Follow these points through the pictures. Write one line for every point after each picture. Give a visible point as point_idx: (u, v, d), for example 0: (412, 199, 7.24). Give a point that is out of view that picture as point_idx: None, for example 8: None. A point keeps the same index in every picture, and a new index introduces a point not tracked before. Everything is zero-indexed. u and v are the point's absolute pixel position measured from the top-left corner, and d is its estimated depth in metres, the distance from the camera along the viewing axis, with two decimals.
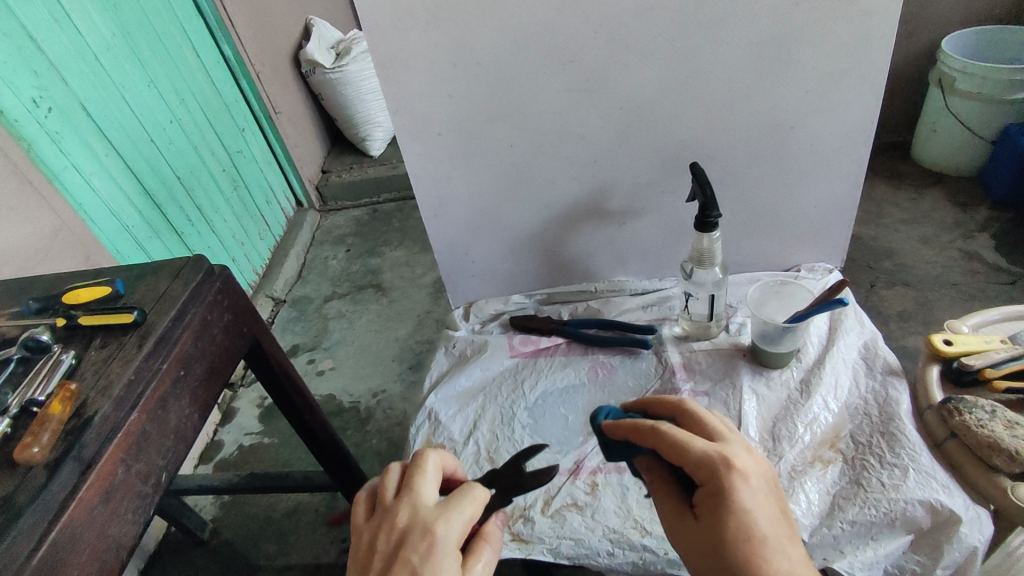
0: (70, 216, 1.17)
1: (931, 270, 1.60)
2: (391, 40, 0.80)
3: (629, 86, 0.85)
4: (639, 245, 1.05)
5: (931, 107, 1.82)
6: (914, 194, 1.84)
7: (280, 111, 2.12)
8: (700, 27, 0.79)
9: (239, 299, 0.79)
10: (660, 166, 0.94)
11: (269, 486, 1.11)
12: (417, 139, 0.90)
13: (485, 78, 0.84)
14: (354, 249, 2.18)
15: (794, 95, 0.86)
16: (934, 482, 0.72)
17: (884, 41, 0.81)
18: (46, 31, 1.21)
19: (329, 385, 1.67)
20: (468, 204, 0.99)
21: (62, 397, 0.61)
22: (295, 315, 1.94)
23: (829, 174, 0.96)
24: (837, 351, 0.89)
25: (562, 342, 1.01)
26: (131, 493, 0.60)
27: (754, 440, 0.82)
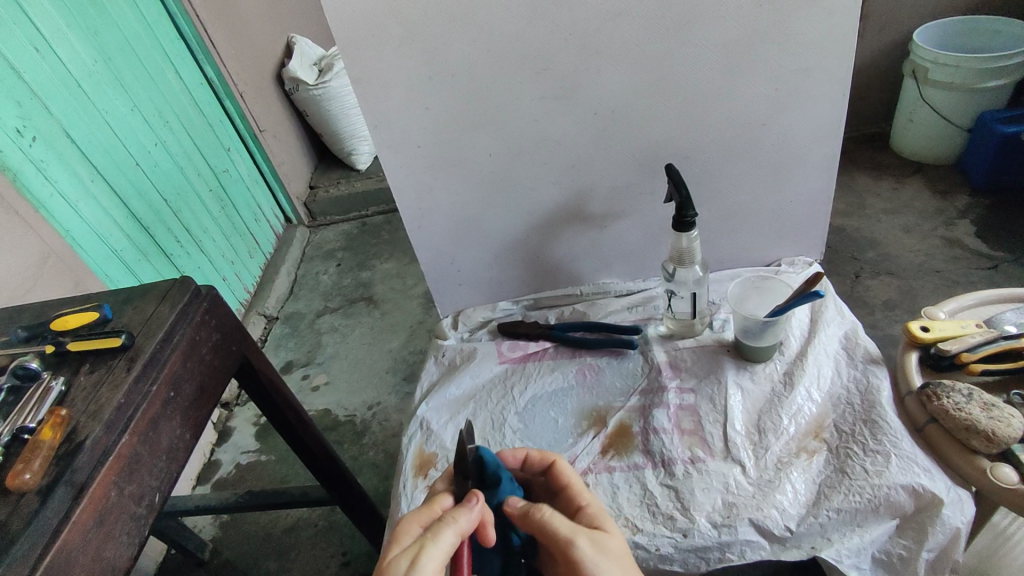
0: (57, 243, 1.18)
1: (915, 258, 1.62)
2: (366, 56, 0.81)
3: (603, 91, 0.86)
4: (621, 246, 1.07)
5: (907, 97, 1.85)
6: (895, 184, 1.87)
7: (265, 129, 2.13)
8: (669, 31, 0.81)
9: (227, 318, 0.80)
10: (638, 168, 0.96)
11: (266, 502, 1.11)
12: (397, 152, 0.92)
13: (462, 89, 0.85)
14: (345, 263, 2.19)
15: (762, 94, 0.88)
16: (916, 466, 0.73)
17: (847, 37, 0.83)
18: (27, 60, 1.22)
19: (324, 400, 1.67)
20: (451, 214, 1.00)
21: (53, 423, 0.62)
22: (288, 331, 1.95)
23: (804, 169, 0.98)
24: (818, 343, 0.90)
25: (550, 346, 1.02)
26: (124, 515, 0.60)
27: (741, 434, 0.83)
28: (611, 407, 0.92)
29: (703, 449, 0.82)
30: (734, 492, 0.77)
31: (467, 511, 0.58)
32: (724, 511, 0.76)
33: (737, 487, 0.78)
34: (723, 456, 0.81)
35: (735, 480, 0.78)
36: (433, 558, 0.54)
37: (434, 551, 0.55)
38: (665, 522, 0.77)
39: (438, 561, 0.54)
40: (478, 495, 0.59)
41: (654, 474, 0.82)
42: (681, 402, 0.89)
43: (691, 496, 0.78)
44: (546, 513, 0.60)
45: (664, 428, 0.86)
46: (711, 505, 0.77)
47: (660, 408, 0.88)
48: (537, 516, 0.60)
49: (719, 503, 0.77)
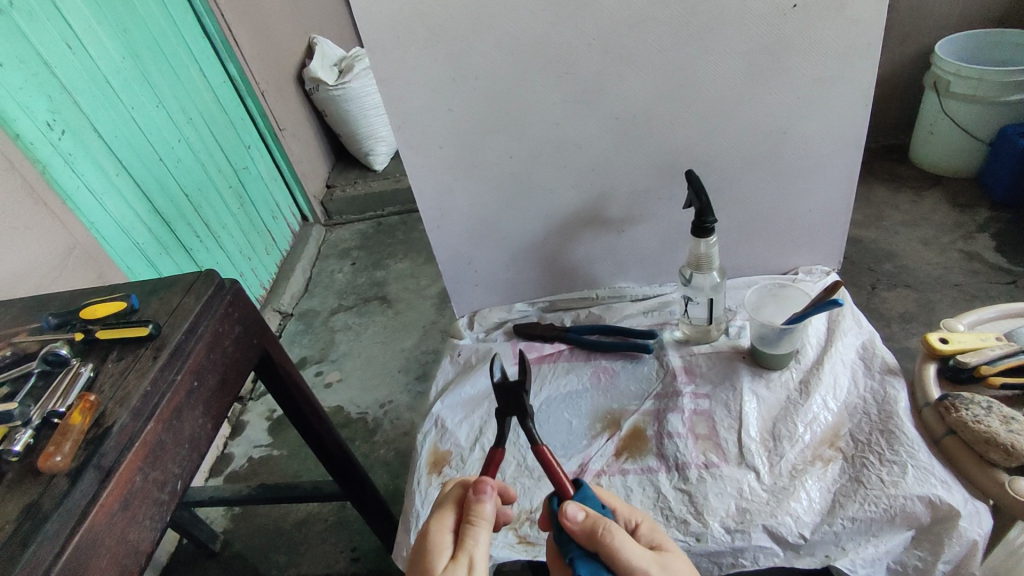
0: (81, 234, 1.20)
1: (933, 271, 1.61)
2: (392, 57, 0.83)
3: (625, 96, 0.87)
4: (639, 251, 1.07)
5: (928, 109, 1.84)
6: (914, 197, 1.86)
7: (285, 128, 2.16)
8: (692, 39, 0.82)
9: (249, 311, 0.82)
10: (658, 174, 0.96)
11: (279, 496, 1.13)
12: (419, 153, 0.93)
13: (485, 91, 0.87)
14: (359, 261, 2.21)
15: (784, 102, 0.88)
16: (932, 478, 0.73)
17: (872, 47, 0.83)
18: (58, 55, 1.25)
19: (337, 396, 1.69)
20: (470, 215, 1.01)
21: (82, 408, 0.63)
22: (303, 328, 1.97)
23: (824, 179, 0.98)
24: (835, 352, 0.90)
25: (565, 348, 1.03)
26: (147, 500, 0.62)
27: (755, 440, 0.83)
28: (626, 410, 0.92)
29: (717, 454, 0.83)
30: (748, 498, 0.77)
31: (484, 504, 0.60)
32: (737, 517, 0.76)
33: (751, 493, 0.78)
34: (737, 462, 0.81)
35: (749, 486, 0.78)
36: (483, 562, 0.58)
37: (481, 557, 0.58)
38: (679, 526, 0.77)
39: (485, 555, 0.58)
40: (490, 483, 0.61)
41: (668, 478, 0.82)
42: (695, 407, 0.89)
43: (705, 500, 0.78)
44: (616, 537, 0.54)
45: (678, 432, 0.86)
46: (724, 510, 0.77)
47: (675, 413, 0.88)
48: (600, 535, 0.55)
49: (733, 508, 0.77)
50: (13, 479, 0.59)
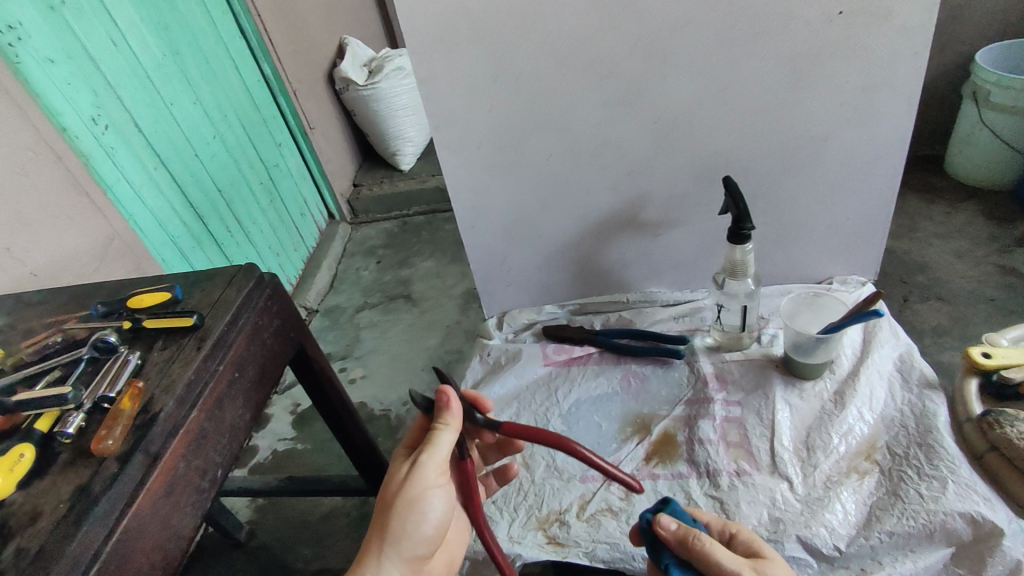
0: (121, 226, 1.23)
1: (968, 284, 1.57)
2: (434, 58, 0.84)
3: (663, 101, 0.87)
4: (670, 256, 1.07)
5: (966, 119, 1.80)
6: (948, 209, 1.82)
7: (316, 126, 2.19)
8: (734, 44, 0.82)
9: (287, 306, 0.83)
10: (693, 179, 0.96)
11: (305, 489, 1.14)
12: (456, 153, 0.94)
13: (523, 93, 0.87)
14: (385, 260, 2.24)
15: (826, 109, 0.88)
16: (973, 494, 0.72)
17: (918, 55, 0.82)
18: (104, 51, 1.28)
19: (361, 392, 1.71)
20: (503, 216, 1.02)
21: (131, 394, 0.65)
22: (328, 324, 2.00)
23: (863, 187, 0.96)
24: (872, 363, 0.89)
25: (595, 351, 1.03)
26: (190, 487, 0.63)
27: (788, 449, 0.82)
28: (656, 415, 0.92)
29: (749, 463, 0.82)
30: (781, 507, 0.76)
31: (444, 410, 0.65)
32: (770, 527, 0.75)
33: (785, 503, 0.77)
34: (770, 471, 0.80)
35: (782, 496, 0.78)
36: (432, 463, 0.64)
37: (433, 457, 0.64)
38: None
39: (435, 457, 0.64)
40: (446, 392, 0.64)
41: (699, 484, 0.82)
42: (727, 414, 0.88)
43: (737, 508, 0.77)
44: (708, 545, 0.58)
45: (709, 439, 0.85)
46: (757, 519, 0.76)
47: (707, 420, 0.88)
48: (693, 545, 0.59)
49: (765, 517, 0.76)
50: (65, 462, 0.61)
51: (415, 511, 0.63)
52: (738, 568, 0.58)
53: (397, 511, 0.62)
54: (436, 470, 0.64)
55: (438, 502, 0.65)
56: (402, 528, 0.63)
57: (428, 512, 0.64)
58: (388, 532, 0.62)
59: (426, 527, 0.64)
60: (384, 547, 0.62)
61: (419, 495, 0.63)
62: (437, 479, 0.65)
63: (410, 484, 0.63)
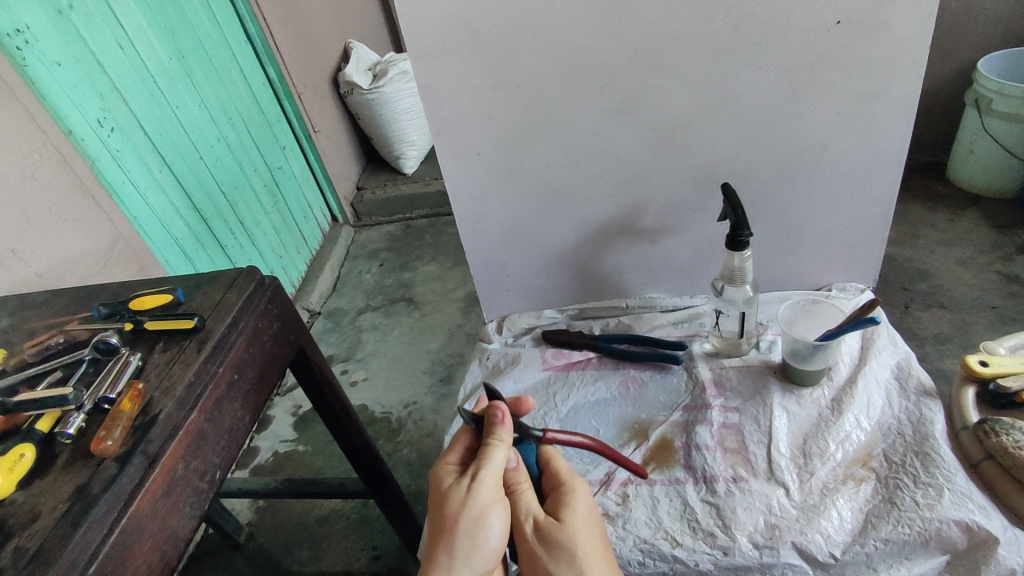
0: (126, 228, 1.24)
1: (969, 292, 1.57)
2: (434, 65, 0.85)
3: (662, 109, 0.88)
4: (670, 262, 1.07)
5: (968, 127, 1.80)
6: (951, 216, 1.82)
7: (320, 130, 2.20)
8: (733, 53, 0.82)
9: (287, 309, 0.84)
10: (692, 186, 0.96)
11: (304, 491, 1.15)
12: (456, 159, 0.95)
13: (523, 101, 0.88)
14: (387, 263, 2.25)
15: (824, 117, 0.88)
16: (969, 503, 0.72)
17: (917, 64, 0.82)
18: (111, 55, 1.30)
19: (362, 395, 1.72)
20: (503, 221, 1.03)
21: (131, 395, 0.65)
22: (330, 327, 2.00)
23: (862, 195, 0.97)
24: (869, 371, 0.89)
25: (594, 356, 1.03)
26: (188, 488, 0.64)
27: (785, 456, 0.82)
28: (653, 421, 0.92)
29: (746, 469, 0.82)
30: (777, 514, 0.76)
31: (496, 424, 0.66)
32: (766, 533, 0.75)
33: (781, 509, 0.77)
34: (767, 478, 0.81)
35: (778, 502, 0.78)
36: (490, 479, 0.63)
37: (490, 472, 0.63)
38: (706, 539, 0.77)
39: (492, 473, 0.64)
40: (501, 411, 0.67)
41: (696, 490, 0.82)
42: (724, 420, 0.88)
43: (733, 514, 0.78)
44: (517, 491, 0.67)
45: (707, 445, 0.85)
46: (753, 525, 0.76)
47: (704, 425, 0.88)
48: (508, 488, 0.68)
49: (761, 523, 0.76)
50: (66, 461, 0.61)
51: (481, 527, 0.61)
52: (523, 519, 0.66)
53: (461, 529, 0.61)
54: (494, 486, 0.64)
55: (501, 521, 0.63)
56: (469, 548, 0.61)
57: (492, 532, 0.62)
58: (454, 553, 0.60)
59: (493, 548, 0.62)
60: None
61: (484, 512, 0.62)
62: (495, 495, 0.64)
63: (473, 501, 0.62)
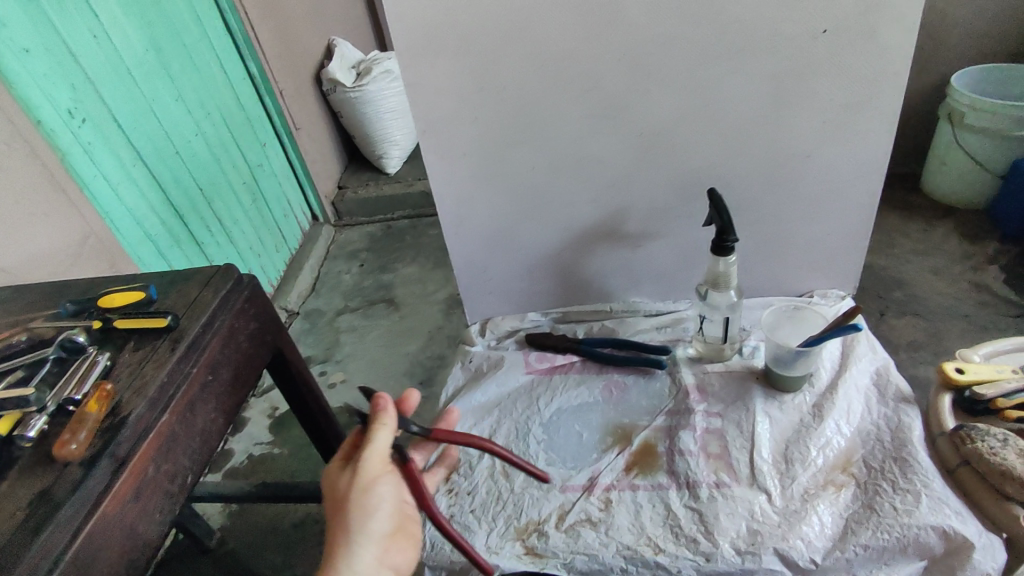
0: (98, 224, 1.21)
1: (942, 301, 1.61)
2: (421, 63, 0.84)
3: (649, 113, 0.88)
4: (653, 267, 1.07)
5: (942, 140, 1.85)
6: (925, 226, 1.86)
7: (301, 128, 2.17)
8: (720, 58, 0.83)
9: (265, 309, 0.82)
10: (677, 191, 0.97)
11: (278, 495, 1.12)
12: (441, 159, 0.94)
13: (510, 102, 0.87)
14: (368, 263, 2.22)
15: (808, 126, 0.89)
16: (947, 508, 0.72)
17: (898, 75, 0.84)
18: (85, 45, 1.26)
19: (339, 397, 1.69)
20: (488, 224, 1.02)
21: (99, 396, 0.62)
22: (308, 327, 1.97)
23: (842, 204, 0.98)
24: (850, 377, 0.90)
25: (578, 360, 1.03)
26: (159, 492, 0.61)
27: (768, 461, 0.83)
28: (636, 425, 0.92)
29: (729, 474, 0.82)
30: (759, 520, 0.77)
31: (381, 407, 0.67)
32: (748, 538, 0.75)
33: (763, 515, 0.77)
34: (749, 483, 0.81)
35: (760, 508, 0.78)
36: (374, 458, 0.65)
37: (374, 454, 0.65)
38: (688, 544, 0.76)
39: (377, 453, 0.65)
40: (384, 396, 0.66)
41: (678, 496, 0.81)
42: (707, 425, 0.88)
43: (715, 520, 0.78)
44: None
45: (689, 450, 0.85)
46: (735, 531, 0.76)
47: (687, 431, 0.88)
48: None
49: (744, 529, 0.76)
50: (28, 465, 0.59)
51: (368, 504, 0.63)
52: None
53: (351, 507, 0.63)
54: (377, 464, 0.65)
55: (390, 490, 0.66)
56: (363, 525, 0.63)
57: (382, 502, 0.65)
58: (348, 530, 0.62)
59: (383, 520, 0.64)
60: (348, 543, 0.62)
61: (370, 489, 0.64)
62: (380, 472, 0.65)
63: (360, 479, 0.64)
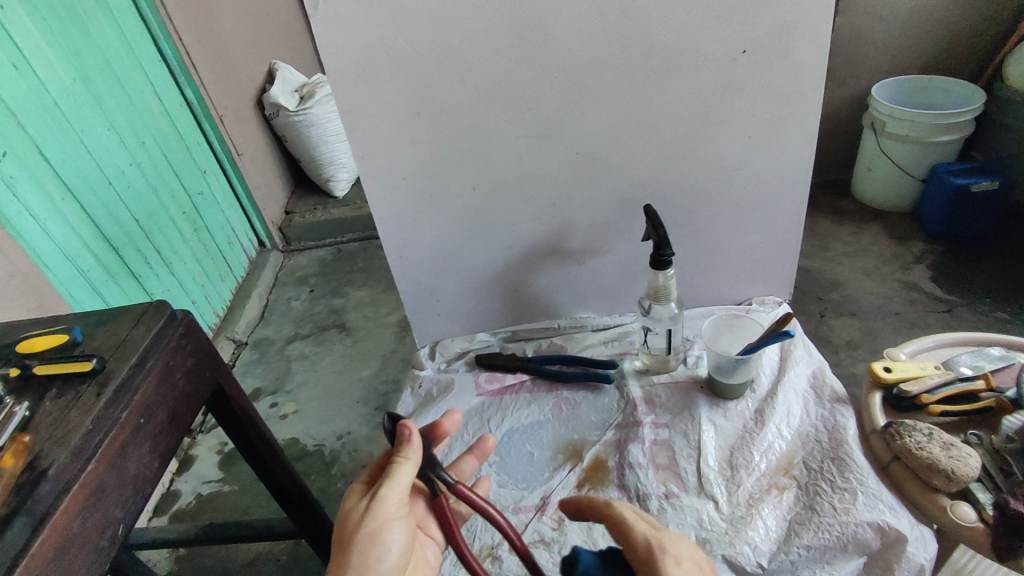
0: (23, 262, 1.15)
1: (875, 300, 1.69)
2: (355, 89, 0.84)
3: (583, 133, 0.90)
4: (598, 283, 1.09)
5: (867, 148, 1.95)
6: (856, 230, 1.96)
7: (243, 153, 2.12)
8: (648, 79, 0.85)
9: (202, 343, 0.79)
10: (615, 207, 0.99)
11: (225, 537, 1.07)
12: (381, 183, 0.93)
13: (447, 125, 0.88)
14: (318, 289, 2.17)
15: (735, 141, 0.93)
16: (881, 504, 0.75)
17: (815, 91, 0.88)
18: (4, 76, 1.20)
19: (291, 428, 1.64)
20: (432, 246, 1.02)
21: (14, 451, 0.59)
22: (257, 358, 1.91)
23: (772, 214, 1.02)
24: (788, 381, 0.93)
25: (527, 379, 1.03)
26: (87, 547, 0.58)
27: (714, 469, 0.84)
28: (587, 441, 0.92)
29: (677, 485, 0.83)
30: (707, 528, 0.78)
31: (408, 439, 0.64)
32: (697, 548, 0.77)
33: (711, 523, 0.79)
34: (697, 492, 0.82)
35: (708, 516, 0.79)
36: (390, 495, 0.60)
37: (393, 489, 0.61)
38: None
39: (395, 489, 0.61)
40: (410, 425, 0.63)
41: None
42: (655, 437, 0.90)
43: None
44: None
45: (639, 463, 0.86)
46: None
47: (635, 443, 0.89)
48: None
49: (693, 539, 0.77)
50: None
51: (374, 548, 0.58)
52: None
53: (354, 548, 0.57)
54: (395, 503, 0.60)
55: (403, 536, 0.60)
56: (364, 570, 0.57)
57: (392, 549, 0.59)
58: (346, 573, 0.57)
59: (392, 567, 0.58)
60: None
61: (380, 529, 0.59)
62: (396, 512, 0.60)
63: (372, 516, 0.59)
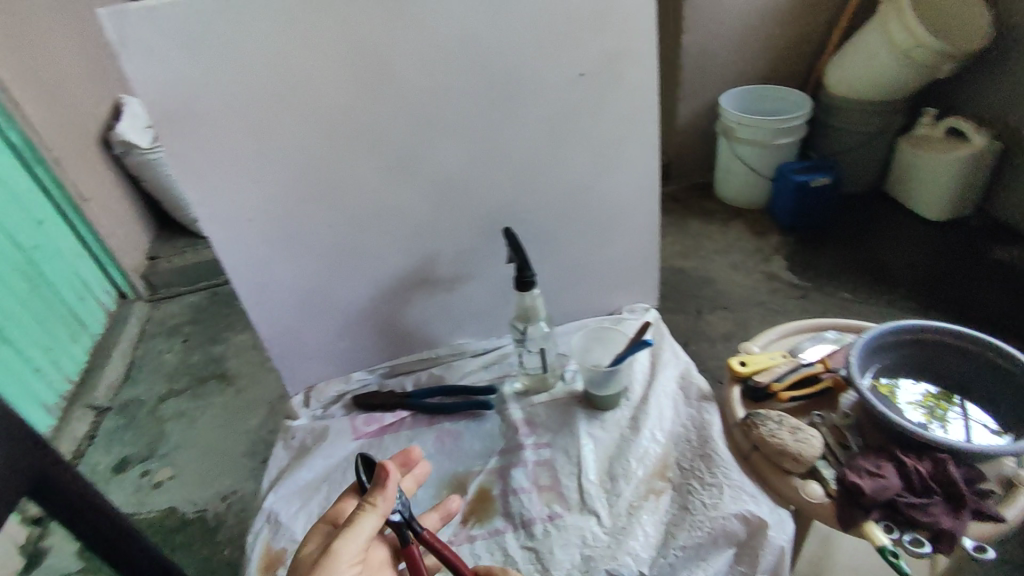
0: None
1: (743, 292, 1.82)
2: (181, 130, 0.77)
3: (436, 161, 0.89)
4: (473, 307, 1.08)
5: (723, 153, 2.11)
6: (723, 228, 2.10)
7: (90, 198, 1.91)
8: (494, 104, 0.86)
9: None
10: (481, 231, 0.98)
11: None
12: (226, 228, 0.87)
13: (290, 162, 0.83)
14: (192, 338, 1.97)
15: (586, 160, 0.96)
16: (744, 494, 0.80)
17: (651, 110, 0.93)
18: None
19: (167, 497, 1.48)
20: (293, 288, 0.96)
21: None
22: (123, 423, 1.70)
23: (631, 226, 1.06)
24: (659, 385, 0.96)
25: (408, 415, 0.99)
26: None
27: (594, 483, 0.86)
28: (471, 472, 0.91)
29: (561, 504, 0.84)
30: (591, 544, 0.79)
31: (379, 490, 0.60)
32: (582, 566, 0.77)
33: (594, 539, 0.80)
34: (579, 509, 0.83)
35: (591, 532, 0.80)
36: (346, 548, 0.57)
37: (350, 541, 0.57)
38: None
39: (351, 542, 0.57)
40: (386, 471, 0.59)
41: (515, 538, 0.81)
42: (537, 458, 0.90)
43: (551, 555, 0.79)
44: None
45: (522, 488, 0.86)
46: (570, 561, 0.78)
47: (518, 468, 0.88)
48: None
49: (578, 558, 0.78)
50: None
51: None
52: None
53: None
54: (350, 559, 0.57)
55: None
56: None
57: None
58: None
59: None
60: None
61: None
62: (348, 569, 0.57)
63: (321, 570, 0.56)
